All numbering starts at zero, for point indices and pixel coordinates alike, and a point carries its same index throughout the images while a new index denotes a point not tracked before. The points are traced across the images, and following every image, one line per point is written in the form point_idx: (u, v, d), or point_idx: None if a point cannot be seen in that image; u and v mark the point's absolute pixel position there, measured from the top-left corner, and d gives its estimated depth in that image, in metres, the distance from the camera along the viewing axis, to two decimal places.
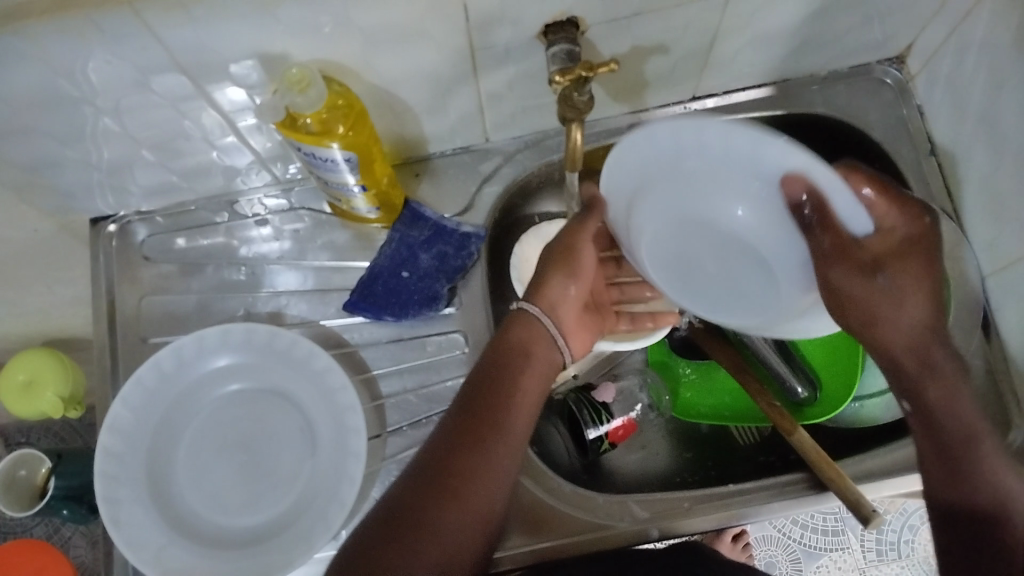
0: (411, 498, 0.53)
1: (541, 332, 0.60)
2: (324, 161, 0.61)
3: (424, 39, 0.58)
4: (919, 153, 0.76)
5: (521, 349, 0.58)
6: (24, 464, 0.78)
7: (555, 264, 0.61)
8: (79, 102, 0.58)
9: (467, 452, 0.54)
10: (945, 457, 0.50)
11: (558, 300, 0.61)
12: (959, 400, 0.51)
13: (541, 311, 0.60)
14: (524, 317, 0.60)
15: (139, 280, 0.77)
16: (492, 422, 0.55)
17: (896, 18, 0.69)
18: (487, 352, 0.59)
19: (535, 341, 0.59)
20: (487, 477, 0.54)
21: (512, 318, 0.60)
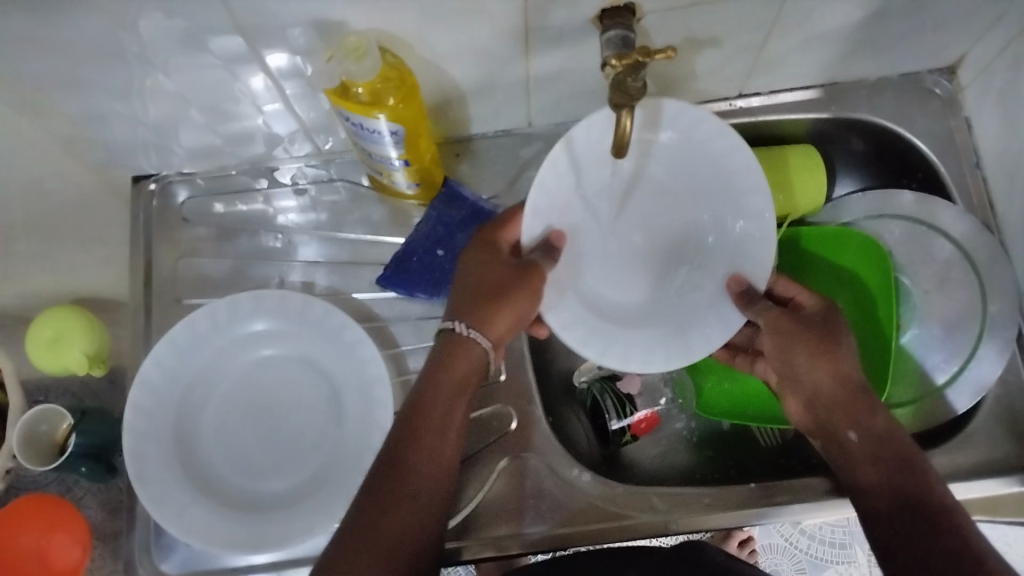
0: (347, 531, 0.53)
1: (471, 355, 0.60)
2: (371, 132, 0.62)
3: (477, 17, 0.58)
4: (964, 164, 0.75)
5: (458, 375, 0.60)
6: (45, 420, 0.77)
7: (488, 292, 0.61)
8: (134, 58, 0.59)
9: (399, 471, 0.55)
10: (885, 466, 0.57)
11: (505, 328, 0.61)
12: (883, 442, 0.58)
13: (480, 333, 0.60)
14: (456, 338, 0.61)
15: (177, 241, 0.78)
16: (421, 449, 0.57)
17: (951, 28, 0.68)
18: (425, 375, 0.60)
19: (472, 374, 0.60)
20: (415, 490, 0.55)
21: (446, 345, 0.61)
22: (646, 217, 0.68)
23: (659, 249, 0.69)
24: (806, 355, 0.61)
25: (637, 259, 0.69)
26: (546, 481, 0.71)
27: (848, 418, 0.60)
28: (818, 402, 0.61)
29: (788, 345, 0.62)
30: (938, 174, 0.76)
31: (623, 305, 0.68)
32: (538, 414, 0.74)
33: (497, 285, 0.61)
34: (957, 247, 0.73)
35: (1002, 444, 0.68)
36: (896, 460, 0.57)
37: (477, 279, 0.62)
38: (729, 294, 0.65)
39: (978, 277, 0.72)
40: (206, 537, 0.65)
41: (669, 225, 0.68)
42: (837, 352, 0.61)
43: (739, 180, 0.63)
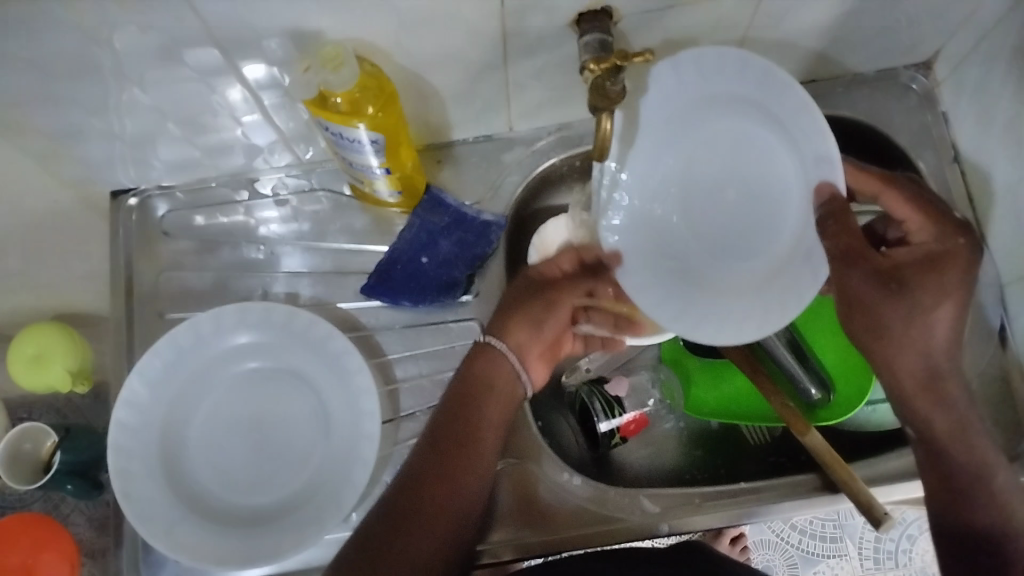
0: (382, 523, 0.58)
1: (506, 368, 0.64)
2: (350, 142, 0.61)
3: (456, 23, 0.58)
4: (942, 159, 0.75)
5: (487, 382, 0.63)
6: (30, 437, 0.76)
7: (513, 308, 0.65)
8: (110, 72, 0.58)
9: (433, 473, 0.60)
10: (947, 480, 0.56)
11: (524, 341, 0.64)
12: (957, 457, 0.56)
13: (508, 348, 0.64)
14: (491, 350, 0.64)
15: (158, 255, 0.77)
16: (453, 461, 0.60)
17: (926, 24, 0.69)
18: (457, 379, 0.64)
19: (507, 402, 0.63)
20: (446, 499, 0.59)
21: (473, 353, 0.65)
22: (719, 174, 0.66)
23: (745, 197, 0.66)
24: (895, 309, 0.56)
25: (706, 193, 0.67)
26: (536, 486, 0.71)
27: (933, 395, 0.56)
28: (917, 372, 0.57)
29: (866, 292, 0.57)
30: (917, 169, 0.75)
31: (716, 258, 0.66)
32: (527, 420, 0.73)
33: (532, 308, 0.64)
34: None
35: (988, 437, 0.68)
36: (969, 460, 0.56)
37: (519, 296, 0.65)
38: (818, 207, 0.60)
39: None
40: (195, 554, 0.65)
41: (748, 171, 0.65)
42: (947, 283, 0.57)
43: (790, 99, 0.61)
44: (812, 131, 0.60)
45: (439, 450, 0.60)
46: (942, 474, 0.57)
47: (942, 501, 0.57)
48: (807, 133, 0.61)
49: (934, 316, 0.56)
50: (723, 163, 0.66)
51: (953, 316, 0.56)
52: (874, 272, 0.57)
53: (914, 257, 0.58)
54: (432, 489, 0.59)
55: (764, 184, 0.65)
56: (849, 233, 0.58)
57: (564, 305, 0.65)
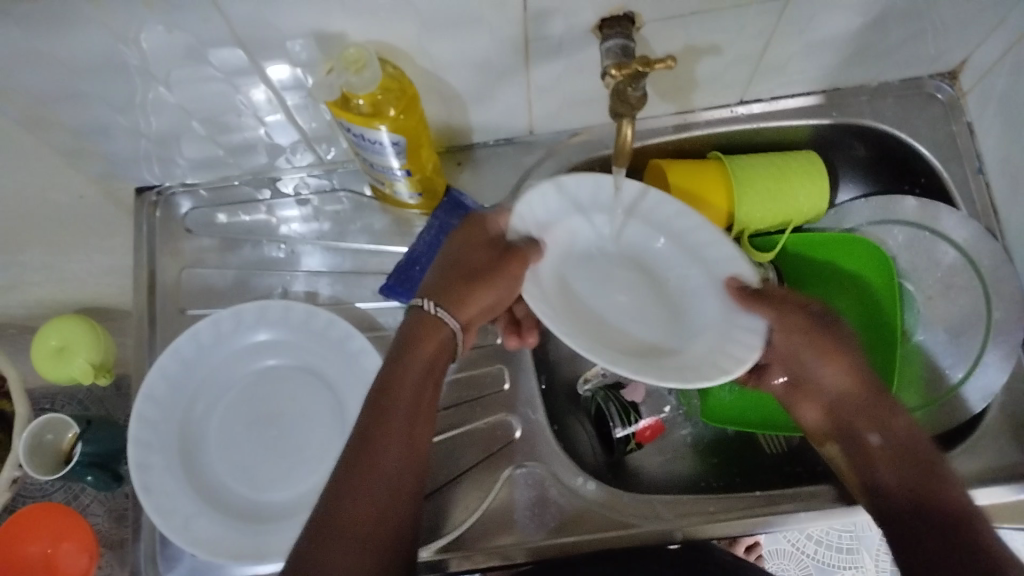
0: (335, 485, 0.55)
1: (439, 334, 0.62)
2: (372, 143, 0.62)
3: (476, 27, 0.58)
4: (967, 169, 0.75)
5: (421, 357, 0.60)
6: (51, 428, 0.77)
7: (455, 269, 0.64)
8: (136, 71, 0.59)
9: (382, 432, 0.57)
10: (911, 475, 0.57)
11: (468, 304, 0.63)
12: (903, 455, 0.59)
13: (450, 316, 0.62)
14: (430, 314, 0.62)
15: (181, 252, 0.78)
16: (367, 469, 0.56)
17: (952, 33, 0.68)
18: (392, 353, 0.61)
19: (438, 355, 0.61)
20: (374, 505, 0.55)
21: (414, 321, 0.62)
22: (633, 278, 0.69)
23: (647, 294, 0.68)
24: (820, 348, 0.62)
25: (612, 293, 0.68)
26: (550, 490, 0.71)
27: (869, 420, 0.61)
28: (836, 404, 0.63)
29: (797, 346, 0.63)
30: (942, 179, 0.75)
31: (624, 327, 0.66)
32: (541, 423, 0.74)
33: (477, 263, 0.63)
34: (961, 253, 0.72)
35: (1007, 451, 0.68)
36: (911, 454, 0.59)
37: (469, 253, 0.64)
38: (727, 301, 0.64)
39: (982, 281, 0.72)
40: (210, 549, 0.65)
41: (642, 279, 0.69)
42: (843, 338, 0.62)
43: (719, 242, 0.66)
44: (703, 236, 0.66)
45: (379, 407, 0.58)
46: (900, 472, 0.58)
47: (903, 501, 0.56)
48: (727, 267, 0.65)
49: (834, 358, 0.62)
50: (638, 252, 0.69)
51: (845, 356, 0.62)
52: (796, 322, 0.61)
53: (809, 321, 0.62)
54: (351, 499, 0.54)
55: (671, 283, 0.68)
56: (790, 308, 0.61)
57: (512, 277, 0.63)
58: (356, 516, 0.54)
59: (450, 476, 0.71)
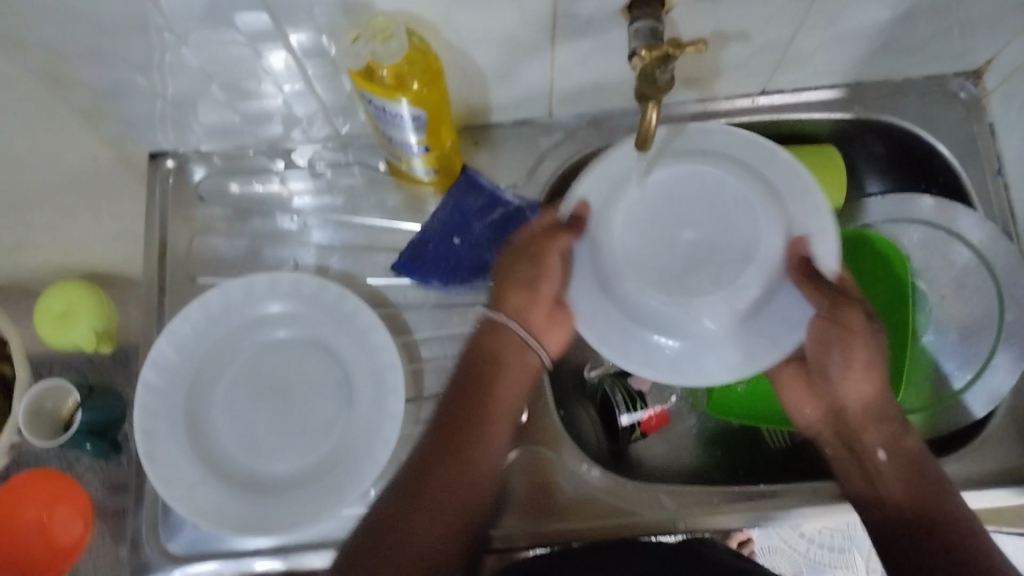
0: (428, 456, 0.61)
1: (512, 340, 0.65)
2: (392, 116, 0.61)
3: (506, 2, 0.57)
4: (986, 171, 0.74)
5: (493, 358, 0.65)
6: (51, 395, 0.77)
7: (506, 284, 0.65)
8: (159, 30, 0.58)
9: (466, 424, 0.62)
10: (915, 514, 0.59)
11: (522, 308, 0.65)
12: (907, 493, 0.60)
13: (505, 316, 0.65)
14: (494, 324, 0.66)
15: (192, 219, 0.77)
16: (463, 456, 0.61)
17: (980, 31, 0.67)
18: (466, 360, 0.65)
19: (517, 356, 0.65)
20: (460, 489, 0.60)
21: (483, 330, 0.66)
22: (706, 218, 0.63)
23: (715, 244, 0.62)
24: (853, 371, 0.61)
25: (672, 231, 0.63)
26: (554, 475, 0.71)
27: (874, 434, 0.62)
28: (844, 413, 0.63)
29: (832, 343, 0.61)
30: (960, 179, 0.75)
31: (647, 317, 0.63)
32: (548, 407, 0.73)
33: (519, 271, 0.65)
34: (975, 254, 0.72)
35: (1014, 454, 0.68)
36: (924, 482, 0.60)
37: (511, 264, 0.66)
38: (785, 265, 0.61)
39: (997, 287, 0.72)
40: (212, 518, 0.65)
41: (715, 216, 0.63)
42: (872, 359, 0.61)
43: (775, 192, 0.63)
44: (791, 184, 0.64)
45: (461, 413, 0.62)
46: (905, 516, 0.59)
47: (914, 537, 0.58)
48: (805, 215, 0.63)
49: (853, 368, 0.61)
50: (694, 196, 0.63)
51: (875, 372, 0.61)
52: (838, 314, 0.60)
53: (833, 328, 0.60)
54: (440, 481, 0.60)
55: (728, 229, 0.62)
56: (818, 288, 0.60)
57: (554, 262, 0.64)
58: (448, 491, 0.60)
59: None
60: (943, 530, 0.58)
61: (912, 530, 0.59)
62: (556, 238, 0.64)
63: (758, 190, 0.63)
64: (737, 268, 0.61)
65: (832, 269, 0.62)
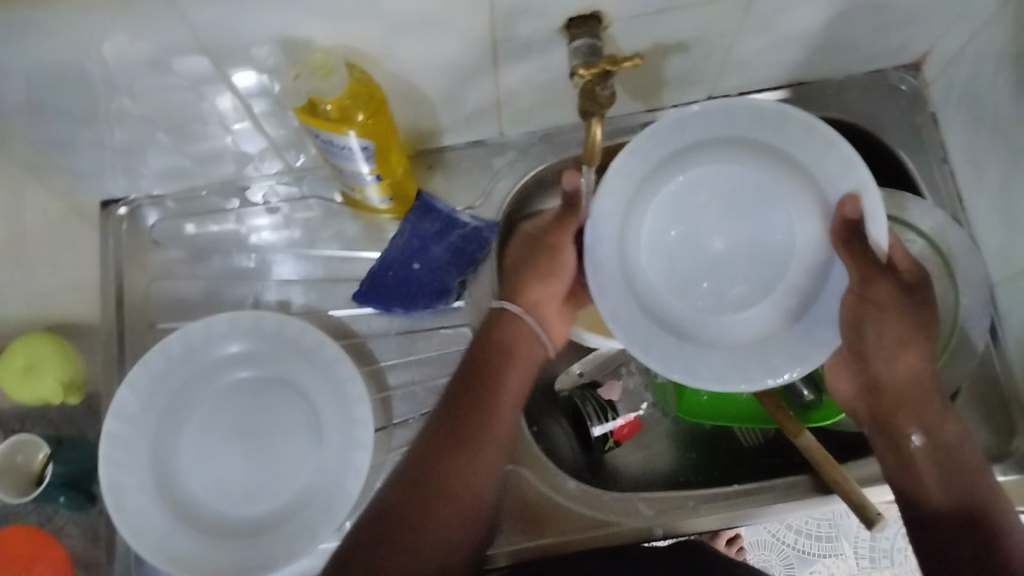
0: (432, 445, 0.59)
1: (524, 330, 0.64)
2: (341, 149, 0.61)
3: (446, 29, 0.57)
4: (931, 160, 0.76)
5: (504, 348, 0.62)
6: (21, 449, 0.75)
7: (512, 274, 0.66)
8: (99, 81, 0.58)
9: (474, 412, 0.60)
10: (950, 487, 0.57)
11: (539, 300, 0.65)
12: (942, 466, 0.58)
13: (522, 310, 0.64)
14: (506, 316, 0.64)
15: (148, 265, 0.77)
16: (468, 445, 0.58)
17: (913, 25, 0.69)
18: (472, 349, 0.63)
19: (529, 348, 0.63)
20: (471, 478, 0.58)
21: (490, 319, 0.65)
22: (728, 222, 0.64)
23: (749, 243, 0.63)
24: (891, 334, 0.59)
25: (702, 241, 0.64)
26: (531, 492, 0.71)
27: (911, 416, 0.59)
28: (882, 387, 0.60)
29: (870, 312, 0.58)
30: (906, 170, 0.76)
31: (701, 332, 0.63)
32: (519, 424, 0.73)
33: (535, 261, 0.65)
34: (928, 242, 0.72)
35: (978, 435, 0.69)
36: (960, 458, 0.58)
37: (524, 254, 0.67)
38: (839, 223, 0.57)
39: (946, 265, 0.72)
40: (187, 566, 0.65)
41: (740, 218, 0.63)
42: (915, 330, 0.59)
43: (795, 162, 0.61)
44: (818, 153, 0.60)
45: (467, 397, 0.60)
46: (942, 490, 0.57)
47: (943, 511, 0.57)
48: (834, 174, 0.59)
49: (893, 339, 0.59)
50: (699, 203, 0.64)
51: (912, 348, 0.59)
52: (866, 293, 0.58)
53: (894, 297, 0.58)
54: (455, 469, 0.58)
55: (757, 224, 0.63)
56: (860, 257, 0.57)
57: (566, 248, 0.64)
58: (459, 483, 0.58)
59: None
60: (978, 506, 0.56)
61: (959, 522, 0.56)
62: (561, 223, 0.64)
63: (774, 172, 0.62)
64: (775, 263, 0.62)
65: (883, 235, 0.57)
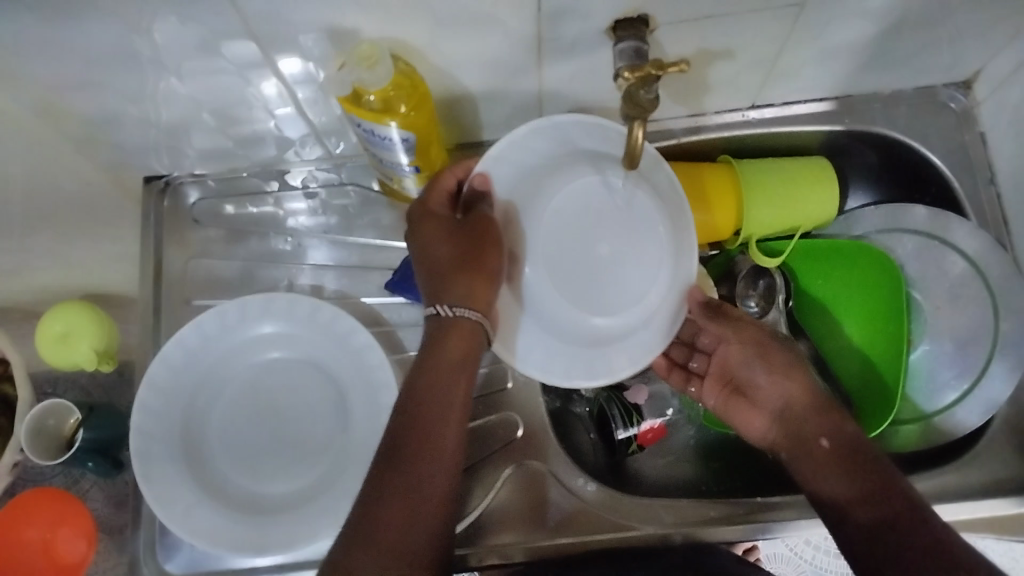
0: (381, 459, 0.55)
1: (465, 332, 0.58)
2: (381, 139, 0.62)
3: (492, 26, 0.58)
4: (978, 181, 0.74)
5: (448, 361, 0.57)
6: (53, 414, 0.76)
7: (469, 268, 0.59)
8: (149, 60, 0.59)
9: (416, 422, 0.56)
10: (860, 488, 0.56)
11: (490, 300, 0.60)
12: (851, 474, 0.57)
13: (480, 314, 0.58)
14: (449, 320, 0.58)
15: (187, 243, 0.78)
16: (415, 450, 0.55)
17: (969, 43, 0.67)
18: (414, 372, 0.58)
19: (468, 349, 0.58)
20: (418, 480, 0.54)
21: (433, 332, 0.59)
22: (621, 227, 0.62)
23: (631, 253, 0.62)
24: (767, 368, 0.66)
25: (592, 241, 0.62)
26: (552, 491, 0.71)
27: (818, 424, 0.62)
28: (784, 414, 0.64)
29: (749, 354, 0.67)
30: (953, 190, 0.75)
31: (607, 333, 0.64)
32: (545, 424, 0.74)
33: (450, 252, 0.60)
34: (969, 263, 0.72)
35: (1011, 465, 0.68)
36: (865, 462, 0.58)
37: (433, 241, 0.62)
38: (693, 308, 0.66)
39: (990, 294, 0.72)
40: (209, 539, 0.66)
41: (627, 226, 0.62)
42: (784, 361, 0.66)
43: (659, 189, 0.63)
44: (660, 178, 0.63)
45: (412, 404, 0.57)
46: (859, 495, 0.56)
47: (861, 515, 0.55)
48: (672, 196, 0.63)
49: (776, 371, 0.65)
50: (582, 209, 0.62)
51: (797, 376, 0.65)
52: (743, 335, 0.67)
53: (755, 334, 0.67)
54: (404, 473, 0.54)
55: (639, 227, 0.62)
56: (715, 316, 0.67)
57: (486, 246, 0.60)
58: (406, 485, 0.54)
59: (472, 463, 0.72)
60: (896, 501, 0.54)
61: (871, 516, 0.55)
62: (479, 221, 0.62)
63: (649, 197, 0.62)
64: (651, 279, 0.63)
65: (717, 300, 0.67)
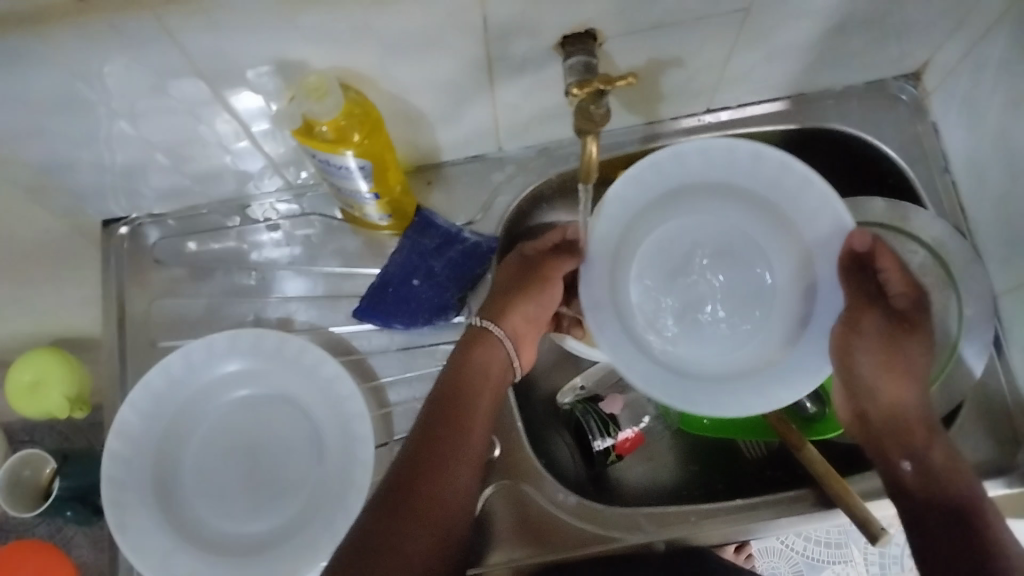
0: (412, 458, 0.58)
1: (499, 356, 0.65)
2: (338, 168, 0.61)
3: (441, 50, 0.58)
4: (933, 170, 0.75)
5: (481, 373, 0.63)
6: (29, 464, 0.77)
7: (521, 291, 0.67)
8: (98, 105, 0.58)
9: (445, 428, 0.59)
10: (946, 516, 0.56)
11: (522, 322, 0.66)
12: (931, 496, 0.57)
13: (502, 334, 0.65)
14: (487, 337, 0.65)
15: (150, 284, 0.77)
16: (444, 452, 0.58)
17: (912, 36, 0.68)
18: (447, 371, 0.63)
19: (501, 369, 0.65)
20: (444, 485, 0.57)
21: (469, 340, 0.66)
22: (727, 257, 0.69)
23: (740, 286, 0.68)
24: (878, 361, 0.60)
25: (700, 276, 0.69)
26: (533, 507, 0.71)
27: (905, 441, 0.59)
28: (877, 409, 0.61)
29: (856, 341, 0.60)
30: (909, 180, 0.76)
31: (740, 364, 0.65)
32: (521, 440, 0.73)
33: (521, 284, 0.67)
34: (929, 253, 0.73)
35: (985, 449, 0.68)
36: (952, 487, 0.57)
37: (512, 275, 0.68)
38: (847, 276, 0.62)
39: (952, 280, 0.72)
40: None
41: (731, 254, 0.69)
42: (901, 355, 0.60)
43: (770, 199, 0.66)
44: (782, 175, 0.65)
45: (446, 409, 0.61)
46: (941, 519, 0.56)
47: (938, 541, 0.55)
48: (798, 196, 0.65)
49: (885, 365, 0.60)
50: (676, 262, 0.69)
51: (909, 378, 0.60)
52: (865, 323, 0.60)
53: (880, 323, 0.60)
54: (433, 477, 0.57)
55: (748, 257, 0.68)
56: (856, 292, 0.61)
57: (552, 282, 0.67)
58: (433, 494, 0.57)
59: None
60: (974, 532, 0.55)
61: (949, 542, 0.55)
62: (552, 259, 0.66)
63: (760, 213, 0.67)
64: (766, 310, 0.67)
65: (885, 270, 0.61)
